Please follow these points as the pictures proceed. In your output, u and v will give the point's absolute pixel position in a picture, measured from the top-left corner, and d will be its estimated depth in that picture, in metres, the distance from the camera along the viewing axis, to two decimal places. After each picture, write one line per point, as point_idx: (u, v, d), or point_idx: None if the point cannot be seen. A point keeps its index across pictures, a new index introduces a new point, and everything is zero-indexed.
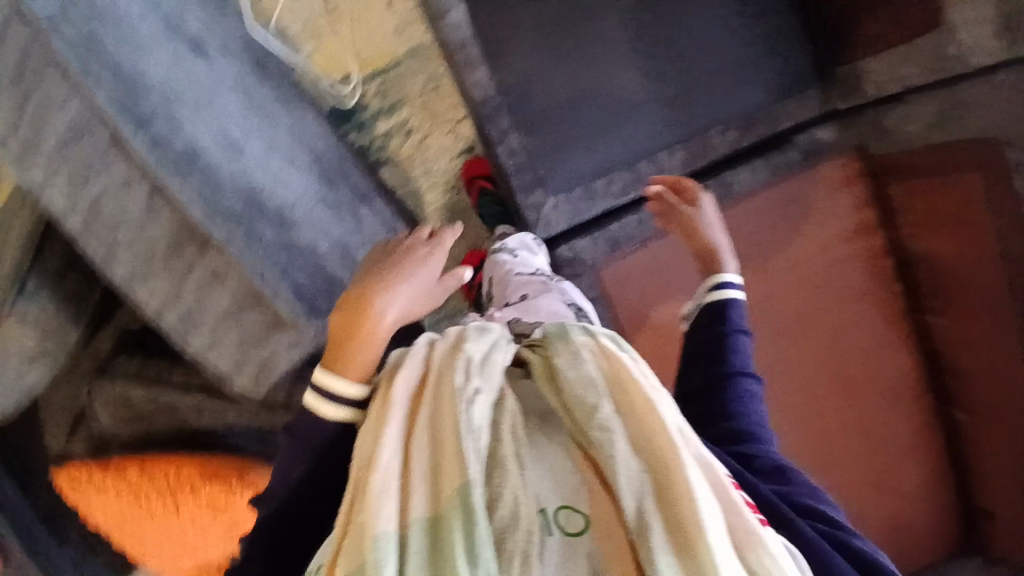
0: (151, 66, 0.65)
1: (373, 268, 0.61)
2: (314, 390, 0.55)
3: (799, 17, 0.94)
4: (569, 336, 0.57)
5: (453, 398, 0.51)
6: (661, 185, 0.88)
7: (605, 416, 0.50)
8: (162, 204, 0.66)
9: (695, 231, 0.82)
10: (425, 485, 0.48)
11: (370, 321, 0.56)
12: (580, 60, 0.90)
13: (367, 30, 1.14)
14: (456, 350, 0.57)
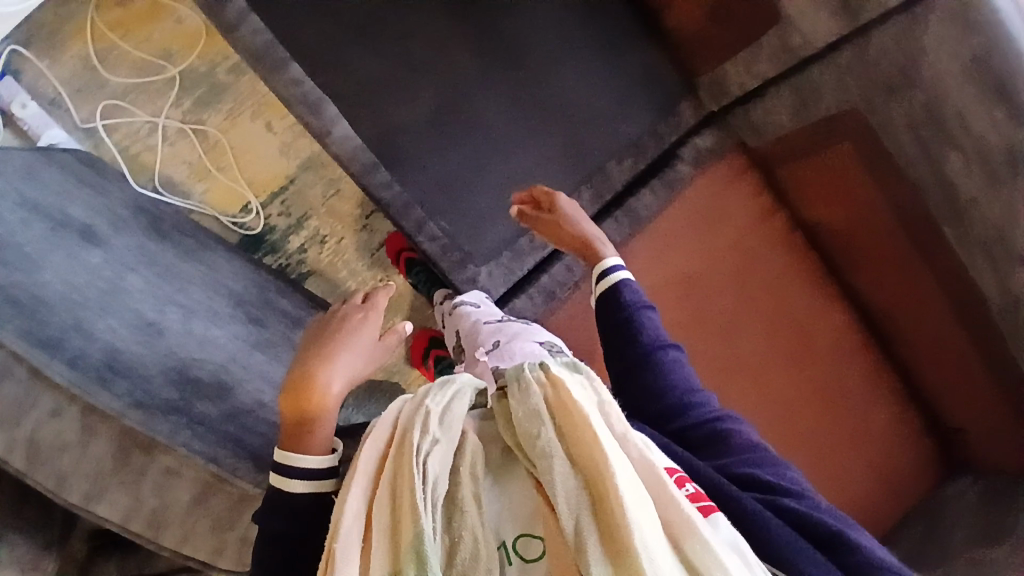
0: (47, 289, 0.69)
1: (312, 346, 0.69)
2: (276, 464, 0.62)
3: (647, 41, 1.00)
4: (523, 372, 0.62)
5: (410, 454, 0.56)
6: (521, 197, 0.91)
7: (547, 441, 0.57)
8: (96, 420, 0.63)
9: (565, 228, 0.88)
10: (384, 544, 0.54)
11: (317, 397, 0.64)
12: (464, 138, 0.93)
13: (258, 156, 1.17)
14: (418, 405, 0.60)
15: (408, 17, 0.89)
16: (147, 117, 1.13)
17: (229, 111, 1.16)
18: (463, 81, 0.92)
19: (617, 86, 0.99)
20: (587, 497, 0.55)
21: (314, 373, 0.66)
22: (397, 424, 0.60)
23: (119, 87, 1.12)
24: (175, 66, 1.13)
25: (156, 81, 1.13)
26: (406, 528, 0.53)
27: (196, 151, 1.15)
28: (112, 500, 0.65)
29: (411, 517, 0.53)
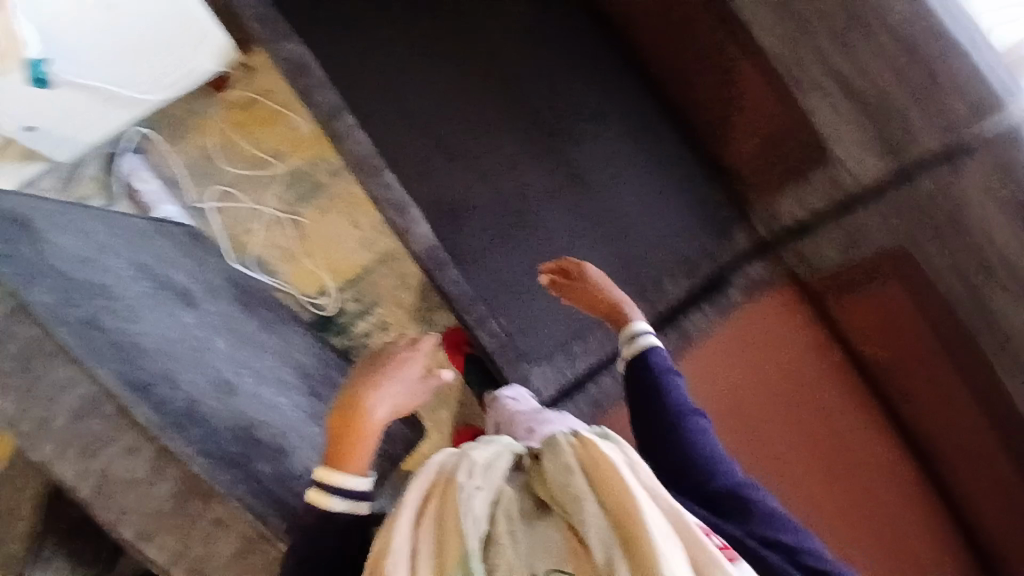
0: (144, 338, 0.76)
1: (362, 378, 0.78)
2: (316, 484, 0.70)
3: (706, 172, 1.10)
4: (556, 437, 0.66)
5: (454, 494, 0.61)
6: (549, 271, 0.93)
7: (581, 492, 0.61)
8: (167, 463, 0.68)
9: (598, 298, 0.90)
10: (427, 570, 0.58)
11: (362, 425, 0.73)
12: (534, 240, 1.02)
13: (341, 246, 1.30)
14: (462, 454, 0.66)
15: (488, 138, 1.04)
16: (252, 205, 1.29)
17: (321, 205, 1.30)
18: (530, 196, 1.03)
19: (669, 215, 1.07)
20: (618, 538, 0.59)
21: (360, 403, 0.75)
22: (440, 469, 0.65)
23: (234, 177, 1.30)
24: (285, 164, 1.31)
25: (265, 176, 1.30)
26: (453, 555, 0.57)
27: (287, 237, 1.29)
28: (160, 541, 0.68)
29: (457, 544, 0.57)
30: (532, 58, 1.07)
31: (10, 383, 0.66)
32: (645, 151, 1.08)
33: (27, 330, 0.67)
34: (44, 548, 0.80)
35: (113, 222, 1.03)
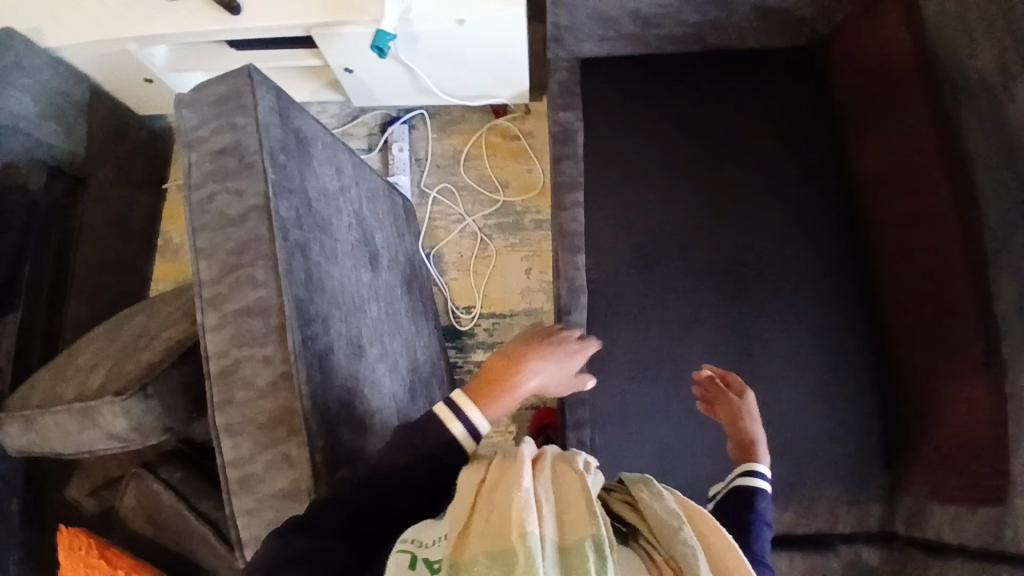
0: (328, 278, 0.91)
1: (529, 343, 0.80)
2: (453, 402, 0.71)
3: (856, 435, 1.14)
4: (650, 482, 0.68)
5: (576, 479, 0.62)
6: (710, 373, 0.98)
7: (687, 535, 0.60)
8: (283, 387, 0.77)
9: (742, 419, 0.92)
10: (549, 530, 0.57)
11: (520, 378, 0.74)
12: (661, 391, 1.15)
13: (505, 281, 1.43)
14: (568, 453, 0.68)
15: (679, 293, 1.19)
16: (461, 211, 1.48)
17: (512, 241, 1.46)
18: (693, 355, 1.16)
19: (803, 435, 1.14)
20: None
21: (525, 360, 0.76)
22: (549, 454, 0.67)
23: (461, 182, 1.51)
24: (503, 196, 1.48)
25: (484, 196, 1.49)
26: (581, 523, 0.58)
27: (472, 249, 1.46)
28: (238, 441, 0.77)
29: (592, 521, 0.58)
30: (751, 250, 1.20)
31: (222, 258, 0.82)
32: (822, 376, 1.15)
33: (254, 226, 0.83)
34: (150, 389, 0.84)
35: (359, 170, 1.19)
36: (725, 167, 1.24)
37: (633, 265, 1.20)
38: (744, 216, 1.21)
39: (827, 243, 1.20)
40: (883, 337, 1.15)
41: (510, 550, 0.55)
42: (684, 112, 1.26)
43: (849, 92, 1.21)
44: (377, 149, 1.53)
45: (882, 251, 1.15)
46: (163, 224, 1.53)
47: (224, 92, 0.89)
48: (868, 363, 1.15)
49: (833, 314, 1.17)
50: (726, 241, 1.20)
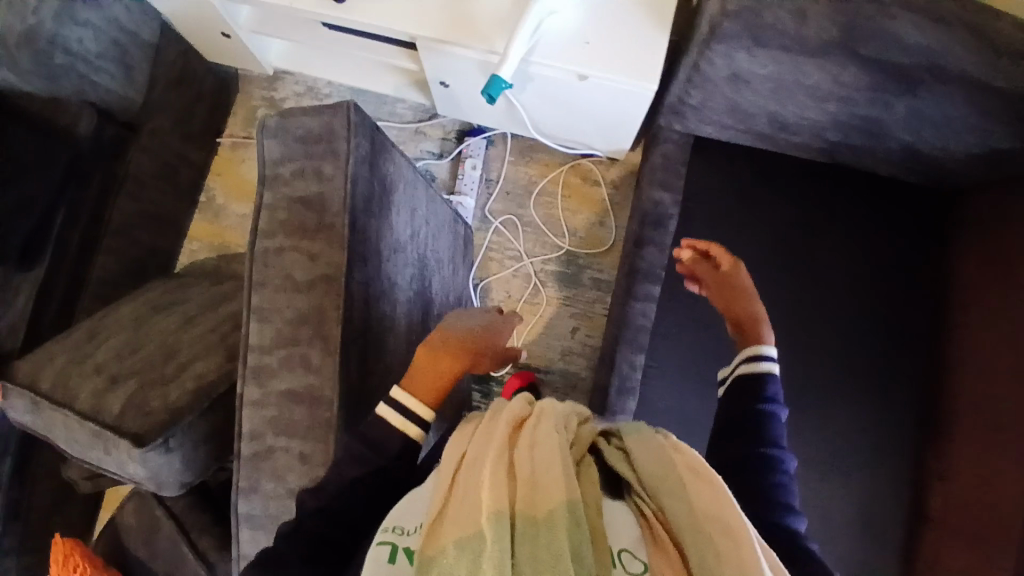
0: (382, 358, 0.83)
1: (466, 319, 0.70)
2: (394, 412, 0.62)
3: None
4: (641, 430, 0.61)
5: (552, 434, 0.56)
6: (689, 251, 0.90)
7: (669, 488, 0.54)
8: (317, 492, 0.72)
9: (733, 297, 0.83)
10: (516, 496, 0.52)
11: (458, 367, 0.65)
12: None
13: (548, 335, 1.36)
14: (546, 402, 0.62)
15: None
16: (521, 249, 1.39)
17: (567, 295, 1.37)
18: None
19: None
20: (710, 544, 0.51)
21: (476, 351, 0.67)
22: (531, 409, 0.61)
23: (527, 216, 1.41)
24: (568, 245, 1.39)
25: (547, 241, 1.39)
26: (555, 487, 0.52)
27: (522, 292, 1.37)
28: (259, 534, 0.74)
29: (565, 487, 0.51)
30: (823, 397, 1.10)
31: (281, 328, 0.74)
32: (857, 545, 1.07)
33: (324, 301, 0.74)
34: (172, 443, 0.80)
35: (432, 208, 1.10)
36: (817, 298, 1.12)
37: (690, 374, 1.07)
38: (819, 358, 1.11)
39: (898, 405, 1.10)
40: (922, 515, 1.07)
41: (478, 529, 0.50)
42: (787, 229, 1.15)
43: (975, 257, 1.07)
44: (448, 157, 1.43)
45: (953, 431, 1.05)
46: (211, 178, 1.43)
47: (323, 131, 0.79)
48: (907, 546, 1.07)
49: (881, 480, 1.09)
50: (800, 380, 1.11)
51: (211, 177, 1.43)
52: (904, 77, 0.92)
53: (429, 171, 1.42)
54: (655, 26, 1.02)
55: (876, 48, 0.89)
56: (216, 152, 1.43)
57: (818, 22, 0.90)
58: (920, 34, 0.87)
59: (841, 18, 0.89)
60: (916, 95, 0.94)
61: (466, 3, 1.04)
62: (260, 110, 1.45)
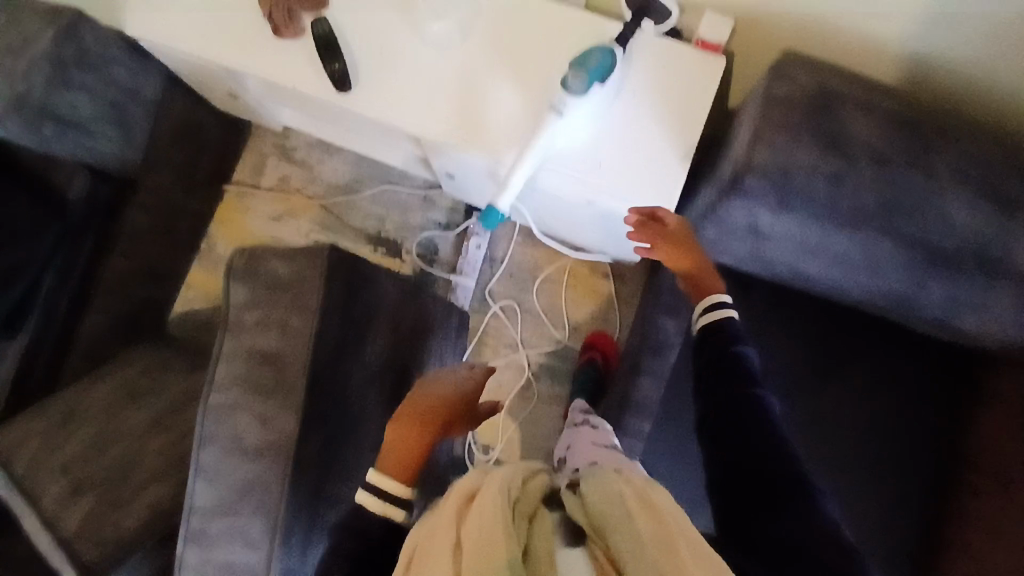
0: (330, 515, 0.80)
1: (429, 385, 0.78)
2: (369, 490, 0.68)
3: None
4: (599, 478, 0.63)
5: (496, 495, 0.58)
6: (638, 213, 0.88)
7: (619, 529, 0.55)
8: None
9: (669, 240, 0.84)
10: (465, 550, 0.54)
11: (427, 431, 0.72)
12: None
13: (534, 432, 1.30)
14: (489, 471, 0.64)
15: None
16: (517, 337, 1.34)
17: (557, 394, 1.31)
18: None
19: None
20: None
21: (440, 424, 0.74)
22: (471, 483, 0.61)
23: (528, 303, 1.34)
24: (566, 338, 1.33)
25: (547, 332, 1.34)
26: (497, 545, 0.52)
27: (514, 384, 1.32)
28: None
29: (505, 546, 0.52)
30: None
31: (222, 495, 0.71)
32: None
33: (269, 472, 0.71)
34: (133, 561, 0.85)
35: (424, 312, 1.04)
36: None
37: None
38: None
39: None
40: None
41: None
42: (805, 372, 1.02)
43: (992, 436, 0.93)
44: (454, 230, 1.37)
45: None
46: (214, 225, 1.40)
47: (299, 280, 0.74)
48: None
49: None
50: None
51: (213, 223, 1.40)
52: (940, 256, 0.81)
53: (433, 243, 1.37)
54: (678, 158, 0.94)
55: (918, 229, 0.81)
56: (221, 200, 1.40)
57: (857, 192, 0.80)
58: (968, 217, 0.80)
59: (884, 190, 0.80)
60: (955, 279, 0.83)
61: (475, 110, 0.97)
62: (269, 158, 1.41)
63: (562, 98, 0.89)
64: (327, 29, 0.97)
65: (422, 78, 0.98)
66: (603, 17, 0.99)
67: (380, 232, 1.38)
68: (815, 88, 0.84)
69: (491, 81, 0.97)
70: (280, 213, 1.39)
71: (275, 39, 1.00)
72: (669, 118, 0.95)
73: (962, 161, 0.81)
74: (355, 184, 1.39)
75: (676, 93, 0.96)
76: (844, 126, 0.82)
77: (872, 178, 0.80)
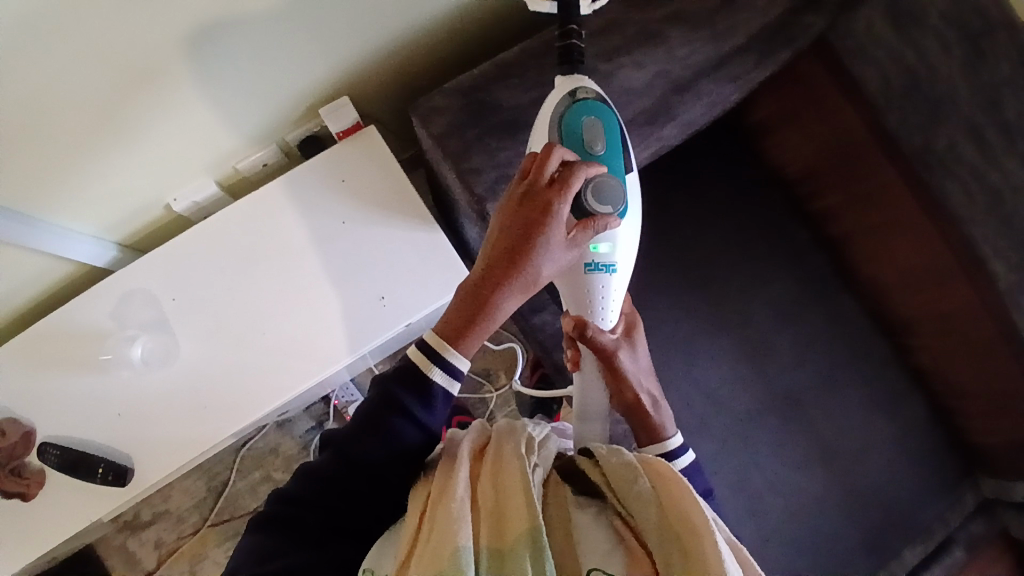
0: None
1: (515, 209, 0.71)
2: (423, 351, 0.71)
3: (956, 462, 1.09)
4: (615, 453, 0.76)
5: (519, 460, 0.69)
6: (577, 319, 0.82)
7: (640, 486, 0.71)
8: None
9: (624, 375, 0.84)
10: (496, 520, 0.65)
11: (494, 307, 0.71)
12: (800, 534, 1.04)
13: None
14: (502, 443, 0.73)
15: (760, 428, 1.07)
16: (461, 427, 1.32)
17: None
18: (794, 480, 1.05)
19: (919, 501, 1.07)
20: (679, 546, 0.67)
21: (534, 234, 0.70)
22: (462, 448, 0.73)
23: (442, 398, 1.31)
24: (495, 387, 1.34)
25: (474, 397, 1.33)
26: (522, 524, 0.63)
27: None
28: None
29: (525, 514, 0.63)
30: (784, 336, 1.09)
31: None
32: (910, 427, 1.08)
33: None
34: None
35: None
36: (724, 284, 1.11)
37: (691, 427, 1.06)
38: (757, 320, 1.10)
39: (846, 310, 1.11)
40: (922, 368, 1.09)
41: (446, 556, 0.60)
42: (657, 241, 1.11)
43: (797, 154, 1.07)
44: (328, 421, 1.26)
45: (887, 292, 1.07)
46: None
47: None
48: (932, 401, 1.09)
49: (877, 373, 1.09)
50: (767, 346, 1.09)
51: None
52: (654, 112, 0.86)
53: None
54: (424, 229, 0.94)
55: (623, 112, 0.86)
56: None
57: None
58: (643, 73, 0.86)
59: None
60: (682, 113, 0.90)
61: (244, 368, 0.91)
62: (129, 542, 1.24)
63: (605, 254, 0.80)
64: (57, 454, 0.89)
65: (177, 394, 0.90)
66: (258, 194, 0.94)
67: (277, 488, 1.25)
68: (461, 99, 0.86)
69: (236, 327, 0.91)
70: (189, 568, 1.23)
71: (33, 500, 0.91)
72: (384, 208, 0.94)
73: (600, 40, 0.87)
74: (217, 478, 1.25)
75: (371, 187, 0.95)
76: (502, 104, 0.86)
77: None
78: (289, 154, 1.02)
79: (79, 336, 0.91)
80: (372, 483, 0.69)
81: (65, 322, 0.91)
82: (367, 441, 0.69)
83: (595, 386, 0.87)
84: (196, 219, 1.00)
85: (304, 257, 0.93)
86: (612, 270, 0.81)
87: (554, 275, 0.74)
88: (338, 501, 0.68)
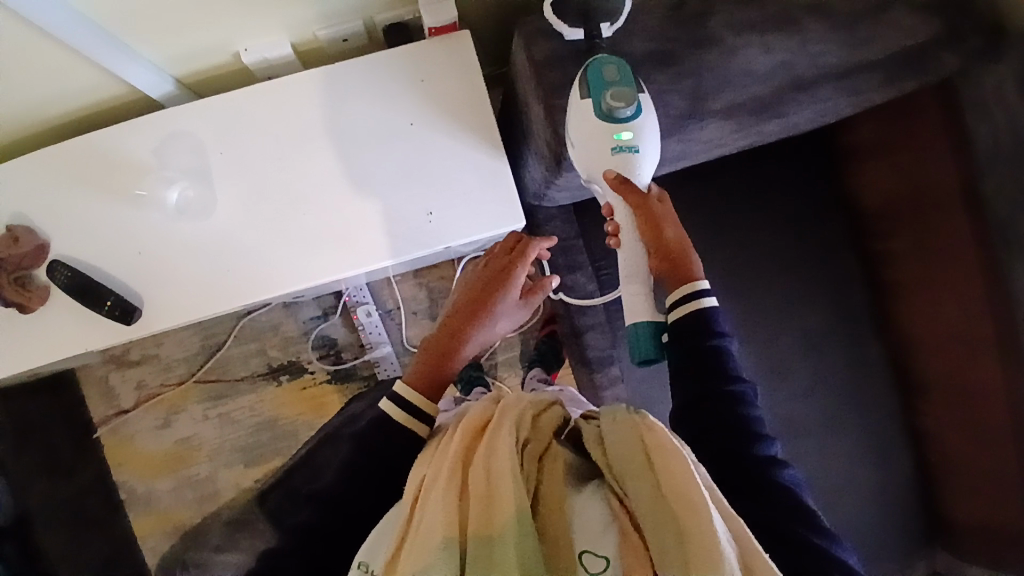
0: None
1: (481, 272, 0.82)
2: (393, 399, 0.74)
3: (927, 528, 1.09)
4: (619, 410, 0.68)
5: (507, 440, 0.63)
6: (615, 172, 0.74)
7: (636, 466, 0.60)
8: None
9: (658, 220, 0.74)
10: (481, 507, 0.59)
11: (459, 354, 0.78)
12: None
13: None
14: (504, 411, 0.67)
15: None
16: None
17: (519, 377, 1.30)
18: None
19: (881, 553, 1.07)
20: (674, 529, 0.55)
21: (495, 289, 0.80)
22: (471, 415, 0.69)
23: None
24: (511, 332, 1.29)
25: None
26: (507, 515, 0.57)
27: None
28: None
29: (510, 502, 0.57)
30: (805, 361, 1.08)
31: None
32: (892, 481, 1.08)
33: None
34: None
35: None
36: (764, 294, 1.08)
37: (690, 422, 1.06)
38: (785, 338, 1.08)
39: (869, 355, 1.09)
40: (924, 431, 1.07)
41: (425, 551, 0.57)
42: (712, 233, 1.08)
43: (878, 187, 1.04)
44: (334, 315, 1.25)
45: (917, 349, 1.05)
46: (118, 470, 1.24)
47: None
48: (921, 464, 1.09)
49: (878, 423, 1.09)
50: (787, 366, 1.08)
51: (113, 468, 1.23)
52: (765, 103, 0.82)
53: (329, 336, 1.25)
54: (491, 156, 0.89)
55: (734, 95, 0.80)
56: (101, 449, 1.23)
57: (664, 101, 0.80)
58: (767, 57, 0.80)
59: (686, 83, 0.80)
60: (787, 112, 0.84)
61: (277, 245, 0.88)
62: (111, 375, 1.24)
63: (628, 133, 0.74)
64: (67, 276, 0.86)
65: (203, 251, 0.88)
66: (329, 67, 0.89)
67: (268, 364, 1.25)
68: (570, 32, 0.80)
69: (274, 203, 0.88)
70: (165, 416, 1.24)
71: (30, 318, 0.89)
72: (455, 122, 0.89)
73: (732, 11, 0.81)
74: (212, 340, 1.25)
75: (449, 96, 0.89)
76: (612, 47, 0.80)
77: (648, 83, 0.79)
78: (372, 35, 0.96)
79: (116, 165, 0.88)
80: (352, 530, 0.70)
81: (104, 149, 0.88)
82: (347, 490, 0.70)
83: (631, 250, 0.76)
84: (261, 76, 0.95)
85: (363, 147, 0.89)
86: (637, 152, 0.74)
87: (506, 328, 0.84)
88: (352, 511, 0.70)
